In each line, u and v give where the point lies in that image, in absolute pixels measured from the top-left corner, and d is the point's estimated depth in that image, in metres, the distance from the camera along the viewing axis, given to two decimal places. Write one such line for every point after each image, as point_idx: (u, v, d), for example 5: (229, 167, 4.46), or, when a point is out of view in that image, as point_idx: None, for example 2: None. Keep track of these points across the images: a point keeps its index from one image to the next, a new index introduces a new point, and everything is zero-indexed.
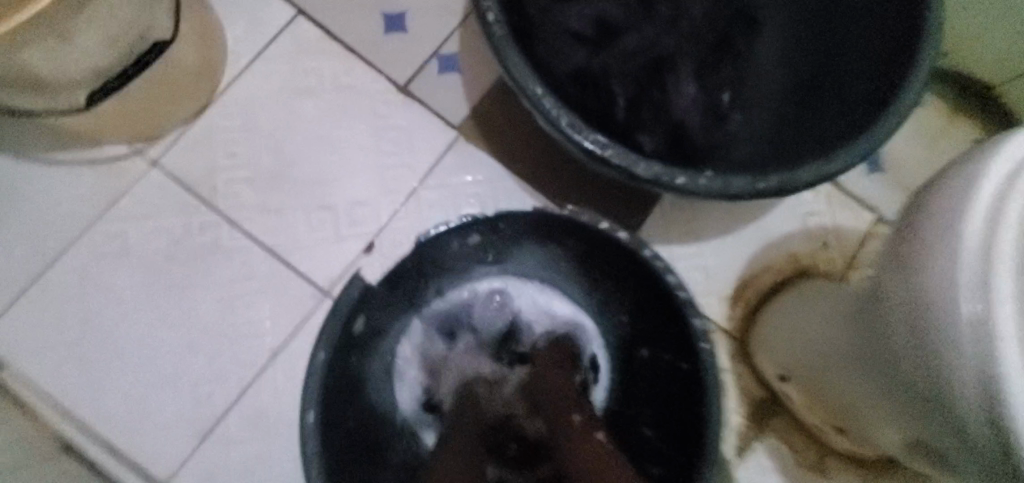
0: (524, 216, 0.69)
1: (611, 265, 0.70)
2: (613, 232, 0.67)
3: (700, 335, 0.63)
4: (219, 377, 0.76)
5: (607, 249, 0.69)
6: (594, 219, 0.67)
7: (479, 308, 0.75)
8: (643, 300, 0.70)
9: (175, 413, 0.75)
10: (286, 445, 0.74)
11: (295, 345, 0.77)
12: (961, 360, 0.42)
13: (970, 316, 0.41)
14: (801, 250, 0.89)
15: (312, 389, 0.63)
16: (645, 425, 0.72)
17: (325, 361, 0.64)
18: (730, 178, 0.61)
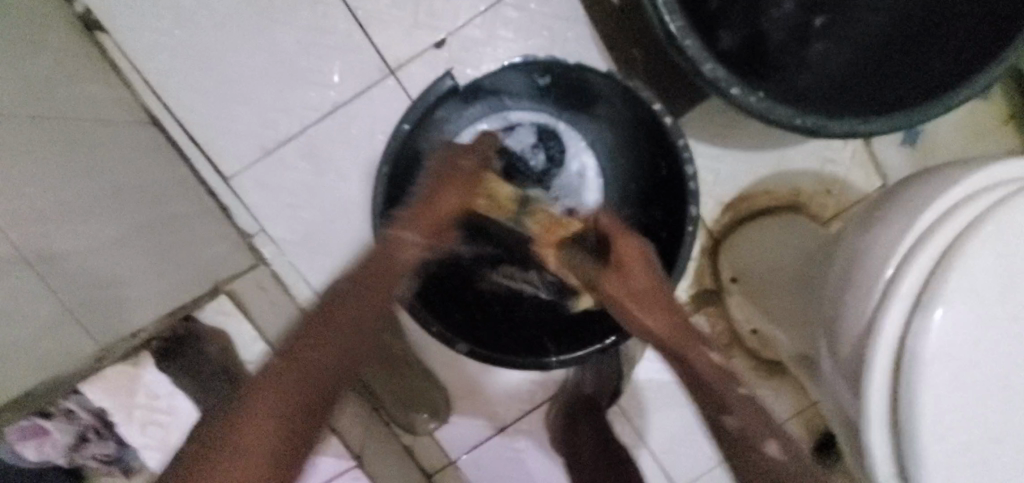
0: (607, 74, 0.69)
1: (659, 151, 0.72)
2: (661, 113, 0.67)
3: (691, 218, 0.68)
4: (286, 111, 0.87)
5: (660, 131, 0.69)
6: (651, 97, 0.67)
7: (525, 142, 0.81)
8: (666, 192, 0.74)
9: (243, 126, 0.86)
10: (330, 185, 0.89)
11: (355, 107, 0.87)
12: (863, 305, 0.54)
13: (884, 275, 0.53)
14: (804, 188, 1.01)
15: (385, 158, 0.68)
16: None
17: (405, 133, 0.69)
18: (775, 105, 0.67)
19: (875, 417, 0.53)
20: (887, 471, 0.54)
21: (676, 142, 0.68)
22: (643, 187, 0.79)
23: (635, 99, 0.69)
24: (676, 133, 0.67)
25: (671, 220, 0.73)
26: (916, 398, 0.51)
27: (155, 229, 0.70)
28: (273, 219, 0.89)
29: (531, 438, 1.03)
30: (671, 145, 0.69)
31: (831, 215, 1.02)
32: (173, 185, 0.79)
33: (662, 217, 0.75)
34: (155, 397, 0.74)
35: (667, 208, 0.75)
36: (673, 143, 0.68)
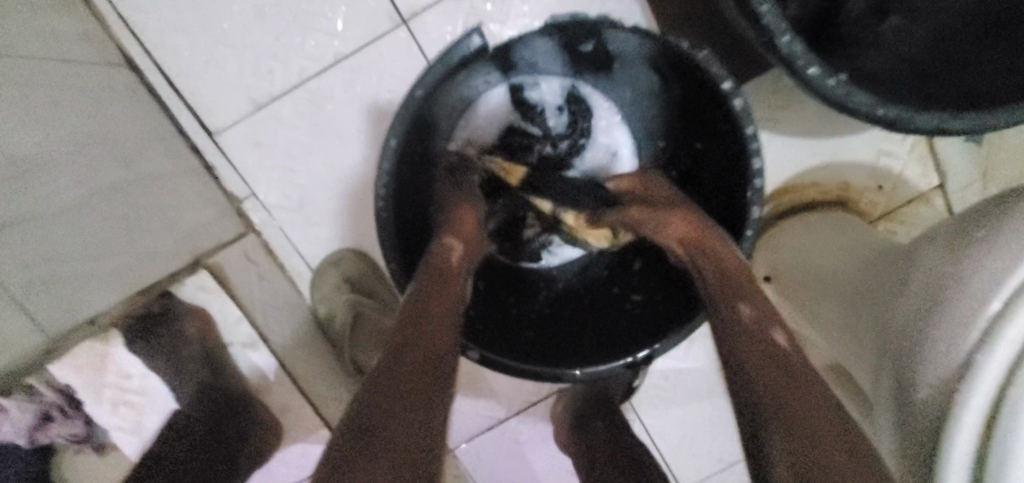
0: (664, 42, 0.58)
1: (714, 136, 0.62)
2: (730, 95, 0.56)
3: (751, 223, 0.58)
4: (284, 61, 0.76)
5: (720, 114, 0.58)
6: (719, 75, 0.55)
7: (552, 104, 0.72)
8: (717, 185, 0.64)
9: (234, 76, 0.76)
10: (329, 148, 0.79)
11: (362, 61, 0.76)
12: (954, 342, 0.45)
13: (986, 309, 0.44)
14: (854, 183, 0.91)
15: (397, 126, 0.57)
16: (637, 288, 0.69)
17: (420, 99, 0.58)
18: (857, 91, 0.56)
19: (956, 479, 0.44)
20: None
21: (743, 131, 0.56)
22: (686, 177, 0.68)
23: (691, 74, 0.59)
24: (745, 121, 0.55)
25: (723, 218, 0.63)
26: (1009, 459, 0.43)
27: (130, 193, 0.61)
28: (264, 183, 0.79)
29: (535, 431, 0.97)
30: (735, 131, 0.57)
31: (879, 214, 0.93)
32: (152, 141, 0.69)
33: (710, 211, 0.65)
34: (126, 377, 0.65)
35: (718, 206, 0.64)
36: (736, 131, 0.57)
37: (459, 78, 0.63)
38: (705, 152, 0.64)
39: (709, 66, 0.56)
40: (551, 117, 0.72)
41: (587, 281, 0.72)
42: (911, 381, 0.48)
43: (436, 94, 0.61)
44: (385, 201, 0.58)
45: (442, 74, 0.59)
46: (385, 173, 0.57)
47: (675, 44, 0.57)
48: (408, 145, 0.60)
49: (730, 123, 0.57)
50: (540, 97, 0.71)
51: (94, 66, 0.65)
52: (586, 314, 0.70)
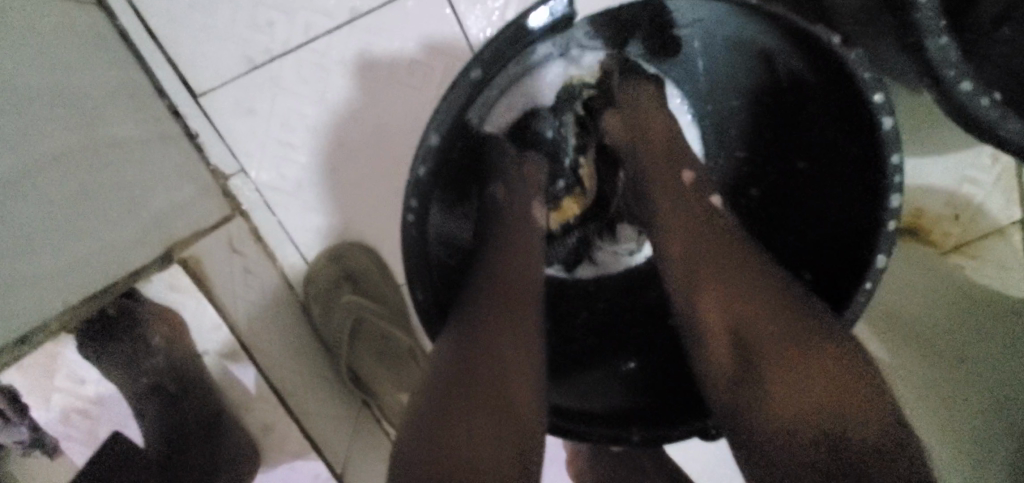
0: (800, 41, 0.47)
1: (834, 159, 0.52)
2: (878, 114, 0.45)
3: (876, 271, 0.48)
4: (289, 12, 0.62)
5: (855, 135, 0.48)
6: (868, 85, 0.45)
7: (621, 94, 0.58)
8: (824, 216, 0.54)
9: (227, 25, 0.62)
10: (336, 123, 0.66)
11: (384, 20, 0.63)
12: None
13: None
14: (929, 210, 0.80)
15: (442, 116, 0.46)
16: None
17: (475, 86, 0.46)
18: (1010, 116, 0.46)
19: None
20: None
21: (886, 159, 0.46)
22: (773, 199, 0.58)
23: (826, 82, 0.48)
24: (892, 148, 0.45)
25: (829, 255, 0.53)
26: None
27: (88, 166, 0.49)
28: (256, 159, 0.67)
29: None
30: (874, 158, 0.47)
31: (952, 247, 0.82)
32: (122, 100, 0.56)
33: (809, 243, 0.55)
34: (79, 382, 0.51)
35: (821, 242, 0.54)
36: (877, 158, 0.47)
37: (517, 61, 0.50)
38: (813, 175, 0.54)
39: (860, 72, 0.44)
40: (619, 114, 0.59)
41: (640, 306, 0.61)
42: None
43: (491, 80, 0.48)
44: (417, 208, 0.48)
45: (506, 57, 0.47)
46: (418, 179, 0.47)
47: (819, 43, 0.45)
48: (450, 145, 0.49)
49: (871, 147, 0.47)
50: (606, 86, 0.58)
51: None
52: (639, 350, 0.59)
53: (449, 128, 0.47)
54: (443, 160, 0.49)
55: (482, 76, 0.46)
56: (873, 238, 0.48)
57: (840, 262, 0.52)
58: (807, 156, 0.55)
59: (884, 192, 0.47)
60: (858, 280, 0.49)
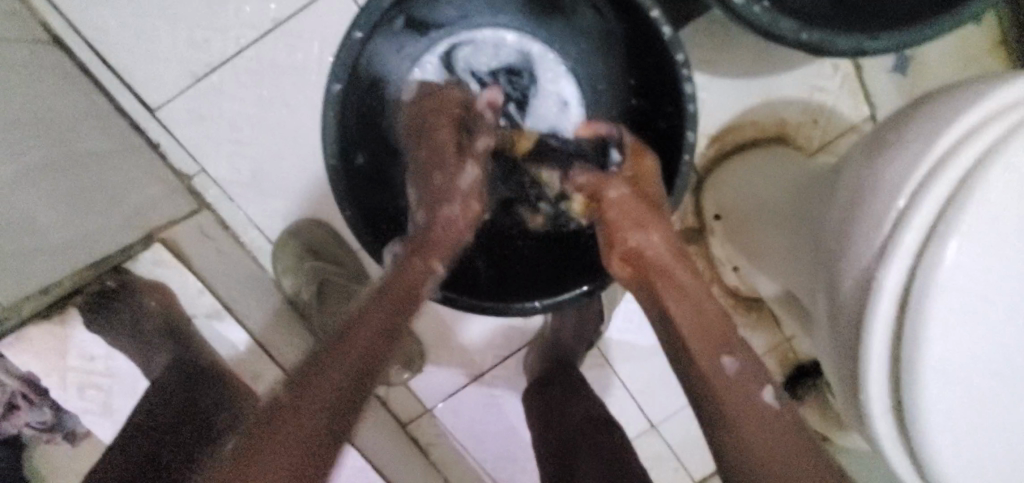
0: None
1: (649, 70, 0.65)
2: (660, 24, 0.58)
3: (688, 147, 0.60)
4: (222, 27, 0.74)
5: (653, 45, 0.61)
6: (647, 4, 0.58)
7: (485, 54, 0.73)
8: (657, 117, 0.66)
9: (172, 46, 0.74)
10: (275, 117, 0.78)
11: (302, 24, 0.75)
12: (857, 238, 0.51)
13: (886, 208, 0.49)
14: (791, 119, 0.95)
15: (340, 64, 0.56)
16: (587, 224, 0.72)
17: (358, 44, 0.56)
18: (780, 18, 0.60)
19: (877, 358, 0.50)
20: (883, 413, 0.51)
21: (675, 58, 0.58)
22: (625, 113, 0.71)
23: (624, 8, 0.61)
24: (675, 48, 0.58)
25: (664, 146, 0.66)
26: (922, 333, 0.48)
27: (73, 168, 0.60)
28: (214, 158, 0.78)
29: (509, 387, 1.00)
30: (670, 61, 0.59)
31: (817, 147, 0.97)
32: (87, 117, 0.67)
33: (652, 138, 0.68)
34: (89, 359, 0.70)
35: (659, 136, 0.67)
36: (669, 60, 0.59)
37: (395, 22, 0.63)
38: (640, 86, 0.68)
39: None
40: (488, 65, 0.73)
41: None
42: (839, 277, 0.53)
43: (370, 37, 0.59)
44: (334, 149, 0.58)
45: (380, 15, 0.57)
46: (330, 119, 0.57)
47: None
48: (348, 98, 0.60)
49: (661, 51, 0.60)
50: (471, 56, 0.72)
51: (25, 44, 0.63)
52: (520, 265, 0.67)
53: (347, 76, 0.58)
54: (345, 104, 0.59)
55: (364, 35, 0.56)
56: (683, 120, 0.60)
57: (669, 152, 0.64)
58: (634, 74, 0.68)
59: (679, 84, 0.59)
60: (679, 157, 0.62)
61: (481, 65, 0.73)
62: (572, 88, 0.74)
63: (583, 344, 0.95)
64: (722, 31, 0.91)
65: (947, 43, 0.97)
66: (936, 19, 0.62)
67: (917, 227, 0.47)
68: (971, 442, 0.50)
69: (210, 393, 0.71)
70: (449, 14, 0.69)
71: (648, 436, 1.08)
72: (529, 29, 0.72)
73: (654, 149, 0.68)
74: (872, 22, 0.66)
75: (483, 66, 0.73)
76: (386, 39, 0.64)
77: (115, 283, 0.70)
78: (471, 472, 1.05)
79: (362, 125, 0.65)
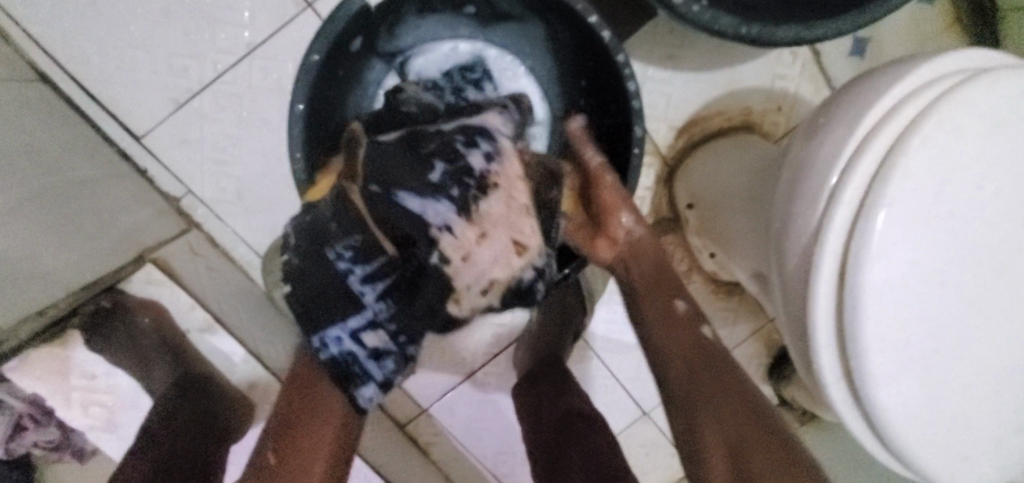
0: None
1: (596, 67, 0.68)
2: (600, 28, 0.61)
3: (637, 140, 0.64)
4: (198, 55, 0.78)
5: (597, 46, 0.65)
6: (589, 11, 0.61)
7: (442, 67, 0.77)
8: (609, 113, 0.70)
9: (152, 77, 0.78)
10: (255, 137, 0.81)
11: (274, 47, 0.79)
12: (798, 214, 0.54)
13: (820, 187, 0.53)
14: (755, 107, 0.99)
15: (301, 87, 0.60)
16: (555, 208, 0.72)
17: (317, 66, 0.60)
18: (720, 14, 0.64)
19: (822, 329, 0.53)
20: (834, 380, 0.55)
21: (617, 59, 0.62)
22: (584, 111, 0.75)
23: (568, 14, 0.65)
24: (617, 49, 0.61)
25: (616, 139, 0.69)
26: (859, 301, 0.51)
27: (63, 197, 0.64)
28: (199, 179, 0.82)
29: (500, 383, 1.04)
30: (614, 61, 0.63)
31: (783, 133, 1.00)
32: (77, 148, 0.71)
33: (606, 132, 0.72)
34: (91, 378, 0.74)
35: (612, 132, 0.71)
36: (611, 60, 0.63)
37: (355, 43, 0.67)
38: (593, 85, 0.71)
39: (579, 4, 0.61)
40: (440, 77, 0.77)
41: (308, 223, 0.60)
42: (786, 253, 0.56)
43: (329, 59, 0.63)
44: (303, 165, 0.62)
45: (336, 37, 0.61)
46: (295, 137, 0.61)
47: None
48: (313, 120, 0.63)
49: (603, 52, 0.64)
50: (428, 67, 0.76)
51: (14, 84, 0.67)
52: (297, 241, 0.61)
53: (310, 98, 0.62)
54: (310, 124, 0.63)
55: (322, 57, 0.60)
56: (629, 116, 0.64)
57: (620, 148, 0.68)
58: (587, 74, 0.72)
59: (623, 83, 0.63)
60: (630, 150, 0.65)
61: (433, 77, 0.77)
62: (531, 88, 0.78)
63: (568, 338, 0.98)
64: (681, 27, 0.94)
65: (903, 24, 1.00)
66: (872, 5, 0.65)
67: (847, 203, 0.51)
68: (917, 403, 0.54)
69: (208, 403, 0.74)
70: (405, 31, 0.73)
71: (640, 424, 1.11)
72: (484, 37, 0.76)
73: (609, 145, 0.72)
74: (812, 11, 0.69)
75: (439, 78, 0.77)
76: (348, 58, 0.67)
77: (111, 302, 0.73)
78: (470, 469, 1.09)
79: (332, 141, 0.69)
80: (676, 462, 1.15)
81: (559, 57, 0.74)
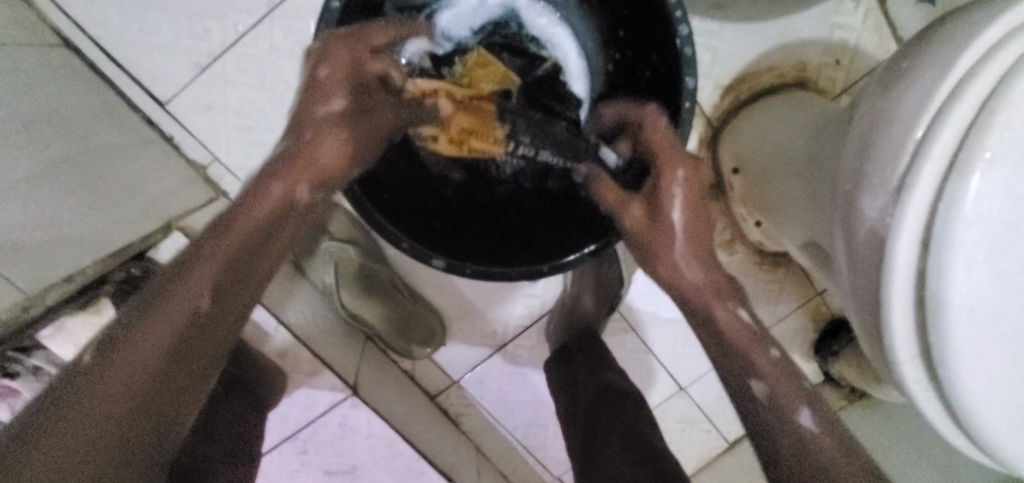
0: None
1: (638, 13, 0.63)
2: None
3: (688, 92, 0.58)
4: (219, 14, 0.75)
5: None
6: None
7: (469, 21, 0.74)
8: (649, 64, 0.65)
9: (175, 40, 0.75)
10: (280, 101, 0.79)
11: (298, 5, 0.76)
12: (875, 173, 0.48)
13: (903, 142, 0.47)
14: (812, 62, 0.90)
15: (326, 29, 0.56)
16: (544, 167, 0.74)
17: (341, 9, 0.56)
18: None
19: (899, 302, 0.47)
20: (909, 358, 0.49)
21: (667, 0, 0.56)
22: (623, 65, 0.70)
23: None
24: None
25: (659, 92, 0.63)
26: (944, 269, 0.45)
27: (85, 167, 0.63)
28: (226, 146, 0.80)
29: (533, 354, 1.02)
30: (664, 6, 0.57)
31: (841, 89, 0.92)
32: (103, 114, 0.70)
33: (645, 87, 0.66)
34: None
35: (650, 86, 0.65)
36: (660, 2, 0.57)
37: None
38: (633, 35, 0.66)
39: None
40: (466, 35, 0.75)
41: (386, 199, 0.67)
42: (857, 217, 0.51)
43: (355, 3, 0.59)
44: None
45: None
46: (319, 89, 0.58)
47: None
48: (336, 75, 0.60)
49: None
50: (455, 22, 0.74)
51: (36, 48, 0.65)
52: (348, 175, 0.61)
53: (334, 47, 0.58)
54: None
55: None
56: (679, 65, 0.58)
57: (662, 105, 0.63)
58: (625, 24, 0.67)
59: (673, 27, 0.57)
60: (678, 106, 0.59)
61: (457, 35, 0.74)
62: (564, 39, 0.76)
63: (603, 310, 0.95)
64: None
65: None
66: None
67: (936, 158, 0.44)
68: (1005, 382, 0.48)
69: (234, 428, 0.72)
70: None
71: (677, 399, 1.07)
72: None
73: (647, 101, 0.66)
74: None
75: (466, 35, 0.75)
76: (376, 10, 0.64)
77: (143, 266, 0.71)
78: (502, 442, 1.07)
79: None
80: (715, 439, 1.12)
81: (599, 7, 0.70)
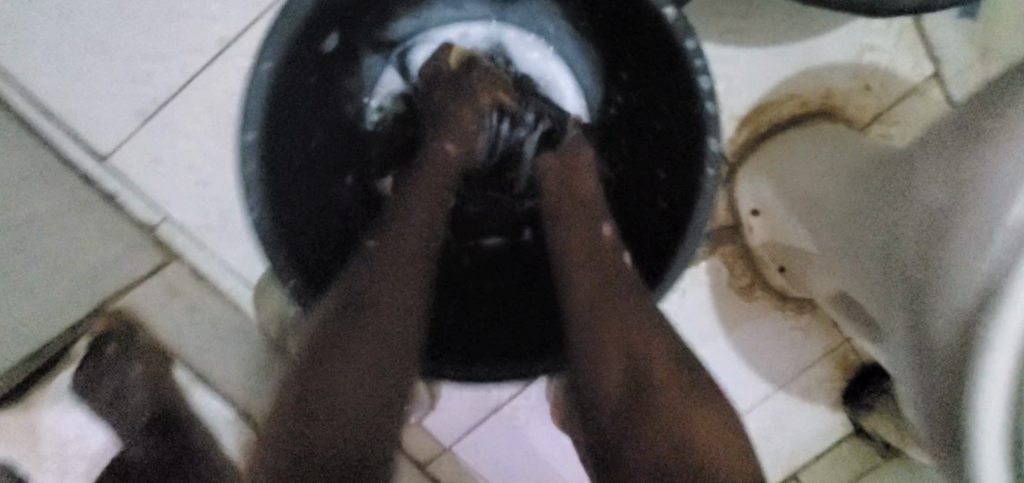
0: None
1: (648, 58, 0.54)
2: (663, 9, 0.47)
3: (712, 157, 0.48)
4: (165, 56, 0.67)
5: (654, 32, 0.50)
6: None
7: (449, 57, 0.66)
8: (663, 117, 0.55)
9: (116, 85, 0.67)
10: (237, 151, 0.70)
11: (254, 43, 0.67)
12: None
13: None
14: (839, 88, 0.80)
15: (254, 102, 0.46)
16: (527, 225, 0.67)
17: (269, 79, 0.46)
18: None
19: None
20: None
21: (685, 47, 0.47)
22: (632, 114, 0.60)
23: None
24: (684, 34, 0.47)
25: (675, 151, 0.54)
26: None
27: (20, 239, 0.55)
28: (175, 201, 0.70)
29: (532, 414, 0.92)
30: (678, 52, 0.48)
31: (871, 116, 0.82)
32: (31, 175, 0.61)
33: (658, 144, 0.57)
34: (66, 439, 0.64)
35: (665, 142, 0.56)
36: (677, 50, 0.48)
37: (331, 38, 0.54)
38: (642, 81, 0.57)
39: None
40: None
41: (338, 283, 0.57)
42: None
43: (291, 66, 0.49)
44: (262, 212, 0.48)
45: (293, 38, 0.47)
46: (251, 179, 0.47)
47: None
48: (269, 148, 0.50)
49: (663, 39, 0.49)
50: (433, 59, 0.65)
51: None
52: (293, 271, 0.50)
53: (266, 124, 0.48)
54: (269, 153, 0.50)
55: (277, 67, 0.47)
56: (701, 124, 0.49)
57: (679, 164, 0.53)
58: (632, 69, 0.58)
59: (693, 78, 0.48)
60: (699, 170, 0.50)
61: None
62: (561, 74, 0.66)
63: None
64: None
65: None
66: None
67: None
68: None
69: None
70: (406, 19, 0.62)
71: None
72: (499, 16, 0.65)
73: (660, 160, 0.56)
74: None
75: None
76: (325, 59, 0.55)
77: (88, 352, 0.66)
78: None
79: (298, 172, 0.56)
80: None
81: (596, 42, 0.62)
